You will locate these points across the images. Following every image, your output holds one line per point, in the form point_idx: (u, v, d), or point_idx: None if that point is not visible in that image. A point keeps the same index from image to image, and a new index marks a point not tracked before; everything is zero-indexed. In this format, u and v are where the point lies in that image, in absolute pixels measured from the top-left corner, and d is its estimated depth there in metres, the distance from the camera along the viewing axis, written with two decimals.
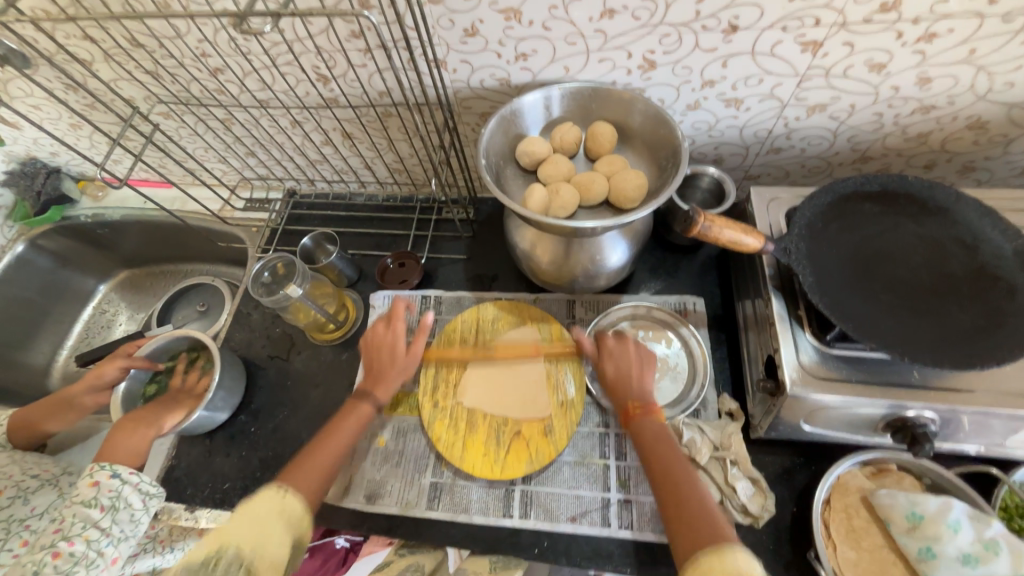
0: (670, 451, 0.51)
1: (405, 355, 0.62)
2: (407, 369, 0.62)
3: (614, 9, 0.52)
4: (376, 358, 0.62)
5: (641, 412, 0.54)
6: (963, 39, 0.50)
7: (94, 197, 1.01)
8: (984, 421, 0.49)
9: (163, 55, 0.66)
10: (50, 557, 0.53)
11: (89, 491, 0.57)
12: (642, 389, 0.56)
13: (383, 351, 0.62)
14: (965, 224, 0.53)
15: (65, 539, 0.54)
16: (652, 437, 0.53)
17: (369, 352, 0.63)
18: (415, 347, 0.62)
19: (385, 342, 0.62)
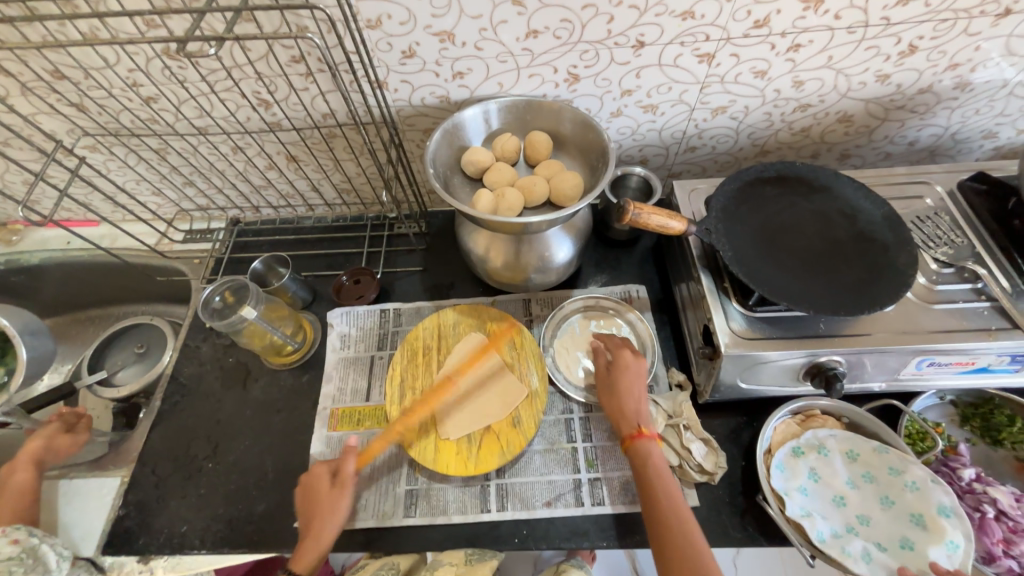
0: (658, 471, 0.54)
1: (336, 497, 0.58)
2: (339, 512, 0.57)
3: (538, 29, 0.58)
4: (313, 516, 0.57)
5: (647, 433, 0.56)
6: (822, 48, 0.61)
7: (7, 242, 0.93)
8: (881, 359, 0.58)
9: (90, 86, 0.64)
10: None
11: (10, 547, 0.57)
12: (643, 412, 0.58)
13: (315, 485, 0.59)
14: (845, 198, 0.63)
15: None
16: (648, 458, 0.55)
17: (304, 503, 0.58)
18: (344, 487, 0.58)
19: (319, 491, 0.58)
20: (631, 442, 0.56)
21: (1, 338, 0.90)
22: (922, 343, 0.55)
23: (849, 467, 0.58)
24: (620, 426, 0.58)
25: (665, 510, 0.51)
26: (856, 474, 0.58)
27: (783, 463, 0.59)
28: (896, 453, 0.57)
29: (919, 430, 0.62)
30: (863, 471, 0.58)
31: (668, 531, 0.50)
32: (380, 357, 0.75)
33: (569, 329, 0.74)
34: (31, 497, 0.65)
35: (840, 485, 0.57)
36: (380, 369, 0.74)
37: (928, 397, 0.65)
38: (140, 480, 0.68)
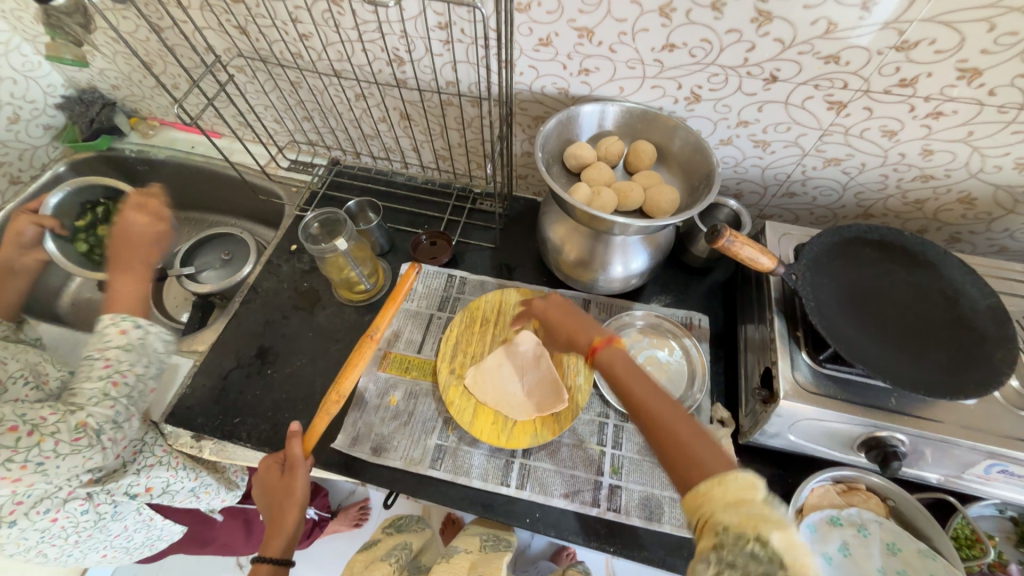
0: (627, 369, 0.49)
1: (288, 482, 0.60)
2: (295, 494, 0.59)
3: (675, 44, 0.60)
4: (274, 504, 0.60)
5: (603, 341, 0.52)
6: (964, 121, 0.59)
7: (144, 134, 1.04)
8: (947, 451, 0.55)
9: (259, 14, 0.72)
10: (110, 383, 0.62)
11: (119, 336, 0.65)
12: (594, 328, 0.55)
13: (269, 478, 0.61)
14: (948, 279, 0.60)
15: (118, 371, 0.63)
16: (610, 364, 0.51)
17: (265, 496, 0.61)
18: (293, 471, 0.60)
19: (269, 481, 0.61)
20: (591, 358, 0.53)
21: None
22: (1000, 446, 0.52)
23: (885, 558, 0.56)
24: (579, 349, 0.55)
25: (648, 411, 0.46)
26: (890, 567, 0.55)
27: (813, 525, 0.58)
28: (943, 563, 0.54)
29: (968, 535, 0.59)
30: (900, 568, 0.55)
31: (648, 418, 0.45)
32: (438, 317, 0.79)
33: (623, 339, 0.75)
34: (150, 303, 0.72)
35: (870, 570, 0.55)
36: (435, 328, 0.78)
37: (986, 506, 0.61)
38: (209, 367, 0.75)
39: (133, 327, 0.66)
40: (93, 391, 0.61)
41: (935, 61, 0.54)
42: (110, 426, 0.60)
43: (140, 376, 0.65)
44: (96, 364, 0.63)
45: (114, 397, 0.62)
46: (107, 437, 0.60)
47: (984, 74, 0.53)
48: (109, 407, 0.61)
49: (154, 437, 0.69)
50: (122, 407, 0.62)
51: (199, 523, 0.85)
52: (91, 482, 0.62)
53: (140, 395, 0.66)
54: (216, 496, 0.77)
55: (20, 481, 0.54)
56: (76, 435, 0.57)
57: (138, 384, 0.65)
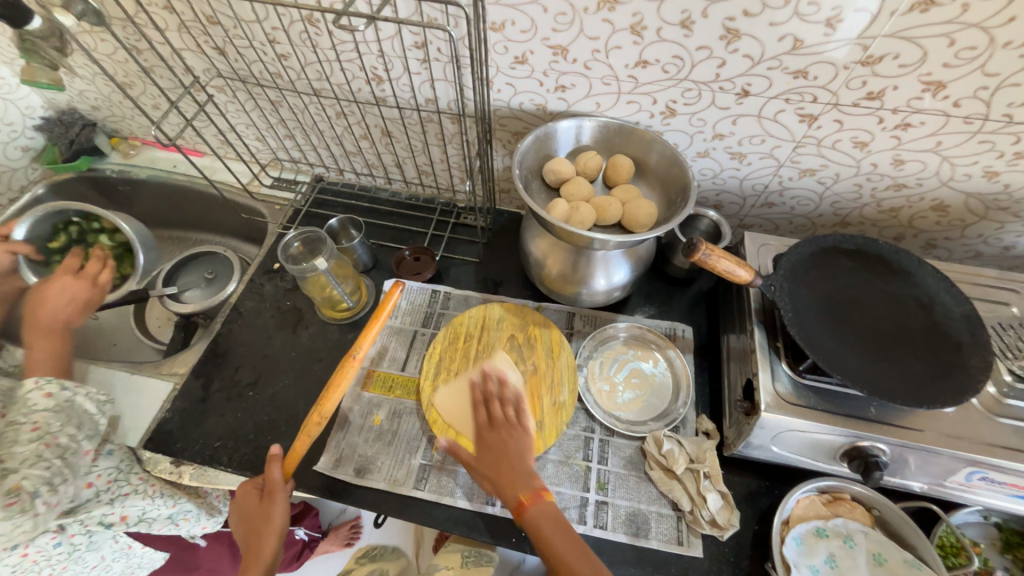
0: (558, 531, 0.52)
1: (267, 508, 0.59)
2: (273, 521, 0.58)
3: (648, 60, 0.60)
4: (252, 532, 0.59)
5: (530, 496, 0.54)
6: (932, 132, 0.60)
7: (125, 154, 1.04)
8: (929, 459, 0.55)
9: (237, 36, 0.72)
10: (42, 445, 0.58)
11: (43, 399, 0.63)
12: (526, 474, 0.56)
13: (247, 503, 0.60)
14: (923, 286, 0.61)
15: (48, 433, 0.60)
16: (538, 522, 0.53)
17: (243, 523, 0.60)
18: (272, 494, 0.59)
19: (247, 505, 0.60)
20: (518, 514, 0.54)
21: (118, 246, 0.95)
22: (979, 453, 0.52)
23: (872, 569, 0.56)
24: (505, 498, 0.55)
25: (558, 553, 0.51)
26: None
27: (800, 537, 0.58)
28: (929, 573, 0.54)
29: (954, 543, 0.59)
30: None
31: None
32: (422, 334, 0.78)
33: (608, 352, 0.75)
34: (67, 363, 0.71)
35: None
36: (419, 345, 0.77)
37: (970, 513, 0.61)
38: (189, 390, 0.74)
39: (59, 390, 0.64)
40: (20, 455, 0.57)
41: (899, 74, 0.55)
42: (46, 488, 0.57)
43: (72, 437, 0.62)
44: (22, 429, 0.59)
45: (48, 458, 0.58)
46: (36, 502, 0.56)
47: (948, 86, 0.54)
48: (41, 468, 0.57)
49: (130, 464, 0.68)
50: (54, 468, 0.58)
51: (181, 549, 0.83)
52: (63, 513, 0.62)
53: (75, 456, 0.61)
54: (196, 522, 0.75)
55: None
56: (8, 500, 0.54)
57: (71, 445, 0.61)
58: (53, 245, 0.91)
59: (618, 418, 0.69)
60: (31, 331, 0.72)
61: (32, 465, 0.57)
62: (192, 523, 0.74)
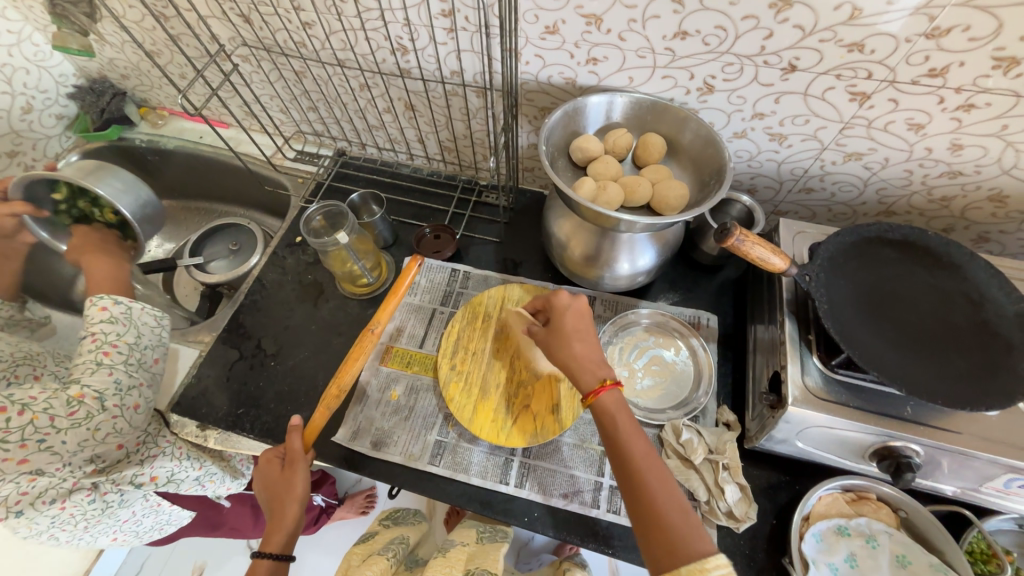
0: (629, 422, 0.51)
1: (289, 477, 0.60)
2: (295, 489, 0.60)
3: (688, 31, 0.57)
4: (274, 499, 0.60)
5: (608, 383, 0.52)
6: (998, 114, 0.55)
7: (154, 124, 1.05)
8: (965, 463, 0.53)
9: (261, 2, 0.70)
10: (103, 354, 0.64)
11: (103, 313, 0.67)
12: (597, 362, 0.54)
13: (269, 472, 0.61)
14: (974, 282, 0.57)
15: (107, 344, 0.65)
16: (610, 408, 0.51)
17: (265, 490, 0.61)
18: (293, 465, 0.60)
19: (268, 473, 0.61)
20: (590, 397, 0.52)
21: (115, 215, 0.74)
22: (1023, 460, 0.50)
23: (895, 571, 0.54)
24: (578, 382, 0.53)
25: (636, 467, 0.48)
26: None
27: (820, 534, 0.57)
28: None
29: (985, 550, 0.56)
30: None
31: (640, 488, 0.47)
32: (441, 312, 0.78)
33: (628, 337, 0.73)
34: (124, 283, 0.77)
35: None
36: (438, 323, 0.77)
37: (1005, 520, 0.58)
38: (214, 358, 0.76)
39: (114, 305, 0.69)
40: (87, 364, 0.64)
41: (968, 49, 0.50)
42: (111, 392, 0.63)
43: (132, 346, 0.67)
44: (86, 340, 0.66)
45: (110, 365, 0.64)
46: (111, 404, 0.62)
47: (1023, 62, 0.49)
48: (105, 374, 0.63)
49: (158, 428, 0.70)
50: (121, 373, 0.65)
51: (207, 508, 0.86)
52: (95, 473, 0.64)
53: (142, 362, 0.68)
54: (222, 484, 0.78)
55: (28, 462, 0.57)
56: (71, 409, 0.60)
57: (133, 352, 0.67)
58: (58, 201, 0.72)
59: (636, 405, 0.68)
60: (88, 255, 0.75)
61: (99, 370, 0.63)
62: (218, 485, 0.77)
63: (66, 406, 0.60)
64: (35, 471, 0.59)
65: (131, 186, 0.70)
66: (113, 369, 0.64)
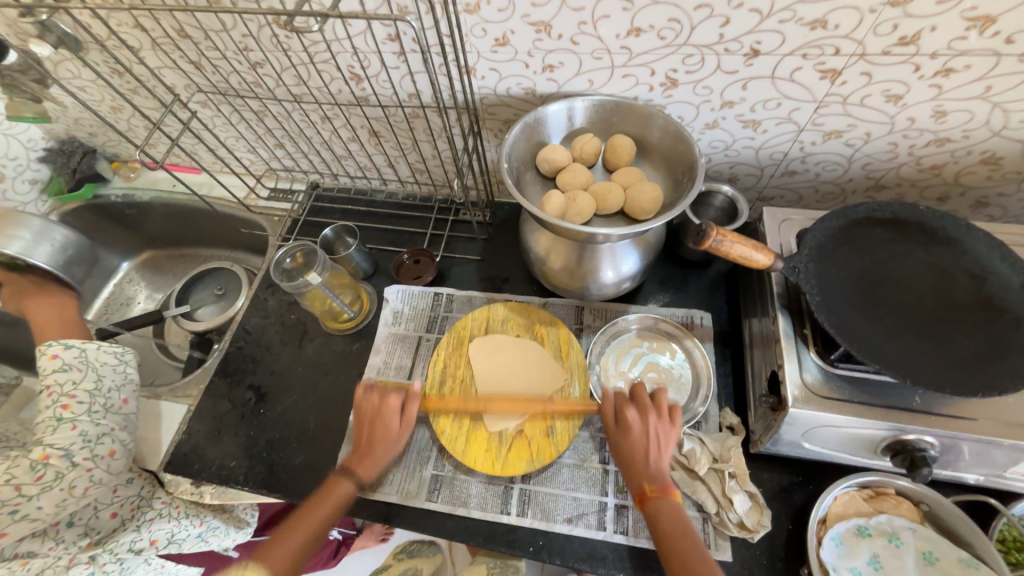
0: (684, 532, 0.50)
1: (401, 424, 0.62)
2: (393, 444, 0.61)
3: (641, 27, 0.54)
4: (375, 429, 0.61)
5: (656, 491, 0.52)
6: (979, 76, 0.52)
7: (127, 177, 1.03)
8: (986, 450, 0.49)
9: (208, 47, 0.69)
10: (60, 407, 0.63)
11: (54, 361, 0.66)
12: (659, 470, 0.53)
13: (376, 408, 0.63)
14: (974, 255, 0.54)
15: (64, 395, 0.64)
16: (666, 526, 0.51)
17: (361, 424, 0.63)
18: (407, 417, 0.63)
19: (376, 412, 0.62)
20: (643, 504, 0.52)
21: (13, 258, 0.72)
22: None
23: (922, 570, 0.51)
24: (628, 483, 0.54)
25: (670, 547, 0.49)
26: None
27: (839, 537, 0.53)
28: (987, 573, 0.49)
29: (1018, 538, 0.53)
30: None
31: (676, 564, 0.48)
32: (427, 339, 0.76)
33: (620, 346, 0.70)
34: (72, 320, 0.76)
35: None
36: (425, 352, 0.75)
37: None
38: (203, 410, 0.74)
39: (64, 350, 0.67)
40: (49, 422, 0.62)
41: (937, 12, 0.47)
42: (77, 446, 0.61)
43: (93, 391, 0.65)
44: (45, 394, 0.64)
45: (68, 419, 0.63)
46: (80, 459, 0.61)
47: (999, 20, 0.46)
48: (68, 430, 0.62)
49: (151, 490, 0.71)
50: (86, 424, 0.63)
51: None
52: (91, 546, 0.64)
53: (108, 406, 0.66)
54: (226, 536, 0.75)
55: (8, 534, 0.57)
56: (37, 474, 0.59)
57: (93, 398, 0.65)
58: None
59: None
60: (31, 302, 0.77)
61: (61, 424, 0.62)
62: (222, 538, 0.75)
63: (32, 472, 0.59)
64: (26, 552, 0.61)
65: (42, 232, 0.70)
66: (76, 421, 0.63)
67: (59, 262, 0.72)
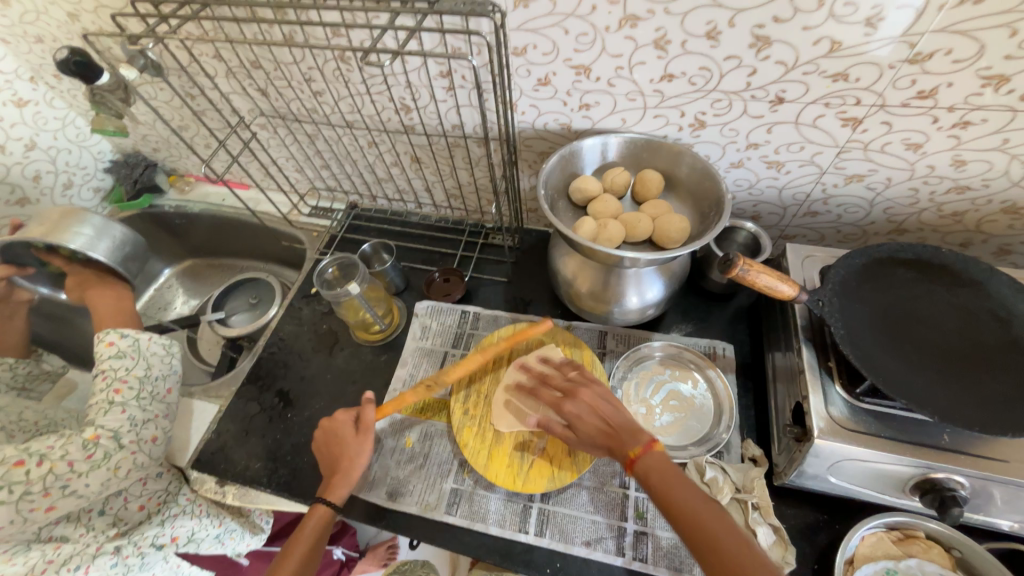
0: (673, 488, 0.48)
1: (361, 440, 0.63)
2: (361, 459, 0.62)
3: (674, 74, 0.59)
4: (337, 453, 0.63)
5: (640, 449, 0.51)
6: (997, 129, 0.55)
7: (181, 191, 1.12)
8: (1017, 495, 0.49)
9: (276, 76, 0.77)
10: (113, 390, 0.66)
11: (110, 347, 0.69)
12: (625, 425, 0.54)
13: (340, 429, 0.65)
14: (998, 298, 0.55)
15: (117, 380, 0.67)
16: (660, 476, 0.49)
17: (329, 446, 0.64)
18: (365, 433, 0.64)
19: (339, 429, 0.65)
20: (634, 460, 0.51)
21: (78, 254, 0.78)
22: None
23: None
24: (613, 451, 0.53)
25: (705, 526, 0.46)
26: None
27: None
28: None
29: None
30: None
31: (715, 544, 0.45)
32: (453, 355, 0.78)
33: (642, 372, 0.72)
34: (127, 311, 0.82)
35: None
36: (450, 367, 0.77)
37: None
38: (234, 411, 0.77)
39: (120, 338, 0.70)
40: (101, 404, 0.65)
41: (953, 70, 0.51)
42: (126, 429, 0.64)
43: (143, 379, 0.69)
44: (99, 378, 0.67)
45: (120, 403, 0.65)
46: (127, 441, 0.64)
47: (1012, 80, 0.50)
48: (119, 413, 0.64)
49: (177, 486, 0.73)
50: (134, 409, 0.66)
51: None
52: (117, 536, 0.66)
53: (154, 393, 0.69)
54: (241, 540, 0.77)
55: (55, 508, 0.58)
56: (88, 452, 0.61)
57: (143, 385, 0.68)
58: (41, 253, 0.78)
59: (655, 443, 0.65)
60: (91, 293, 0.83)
61: (114, 407, 0.65)
62: (237, 541, 0.76)
63: (83, 450, 0.60)
64: (60, 536, 0.63)
65: (102, 230, 0.74)
66: (127, 405, 0.65)
67: (117, 258, 0.76)
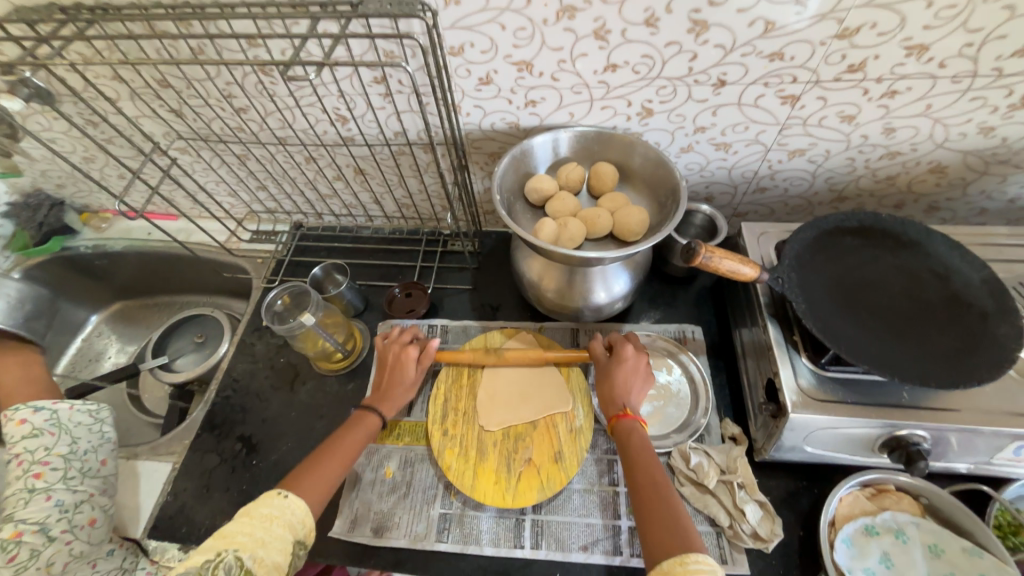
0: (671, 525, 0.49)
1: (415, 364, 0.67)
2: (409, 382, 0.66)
3: (617, 63, 0.58)
4: (391, 373, 0.67)
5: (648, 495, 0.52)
6: (920, 96, 0.57)
7: (97, 228, 1.01)
8: (973, 440, 0.52)
9: (190, 95, 0.69)
10: (33, 477, 0.61)
11: (23, 428, 0.64)
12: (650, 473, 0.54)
13: (399, 348, 0.68)
14: (937, 256, 0.59)
15: (37, 463, 0.62)
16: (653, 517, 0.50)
17: (383, 366, 0.68)
18: (423, 358, 0.68)
19: (397, 354, 0.67)
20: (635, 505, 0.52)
21: None
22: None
23: (930, 564, 0.52)
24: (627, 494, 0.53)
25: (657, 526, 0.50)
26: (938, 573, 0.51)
27: (849, 539, 0.54)
28: (992, 560, 0.50)
29: (1012, 522, 0.56)
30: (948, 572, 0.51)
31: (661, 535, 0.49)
32: (424, 373, 0.75)
33: None
34: (40, 378, 0.73)
35: None
36: (423, 386, 0.74)
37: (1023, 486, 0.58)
38: (190, 467, 0.70)
39: (33, 414, 0.65)
40: (20, 495, 0.60)
41: (879, 43, 0.52)
42: (53, 518, 0.59)
43: (68, 455, 0.64)
44: (14, 466, 0.62)
45: (40, 490, 0.60)
46: (57, 532, 0.58)
47: (931, 48, 0.52)
48: (42, 501, 0.60)
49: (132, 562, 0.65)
50: (61, 493, 0.61)
51: None
52: None
53: (85, 469, 0.64)
54: None
55: None
56: (8, 556, 0.55)
57: (68, 463, 0.63)
58: None
59: None
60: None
61: (35, 495, 0.60)
62: None
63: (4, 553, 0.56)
64: None
65: None
66: (51, 490, 0.61)
67: None
